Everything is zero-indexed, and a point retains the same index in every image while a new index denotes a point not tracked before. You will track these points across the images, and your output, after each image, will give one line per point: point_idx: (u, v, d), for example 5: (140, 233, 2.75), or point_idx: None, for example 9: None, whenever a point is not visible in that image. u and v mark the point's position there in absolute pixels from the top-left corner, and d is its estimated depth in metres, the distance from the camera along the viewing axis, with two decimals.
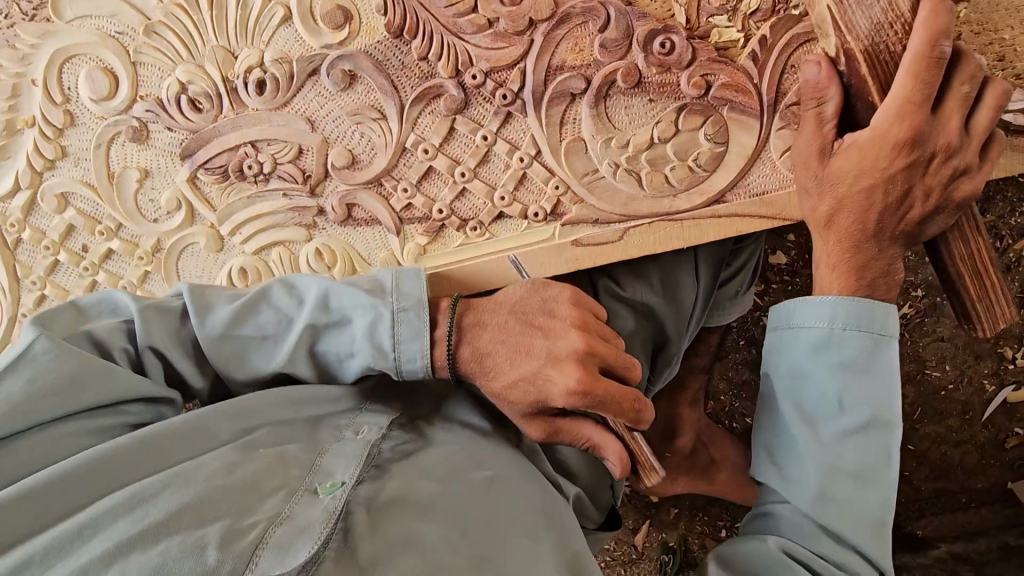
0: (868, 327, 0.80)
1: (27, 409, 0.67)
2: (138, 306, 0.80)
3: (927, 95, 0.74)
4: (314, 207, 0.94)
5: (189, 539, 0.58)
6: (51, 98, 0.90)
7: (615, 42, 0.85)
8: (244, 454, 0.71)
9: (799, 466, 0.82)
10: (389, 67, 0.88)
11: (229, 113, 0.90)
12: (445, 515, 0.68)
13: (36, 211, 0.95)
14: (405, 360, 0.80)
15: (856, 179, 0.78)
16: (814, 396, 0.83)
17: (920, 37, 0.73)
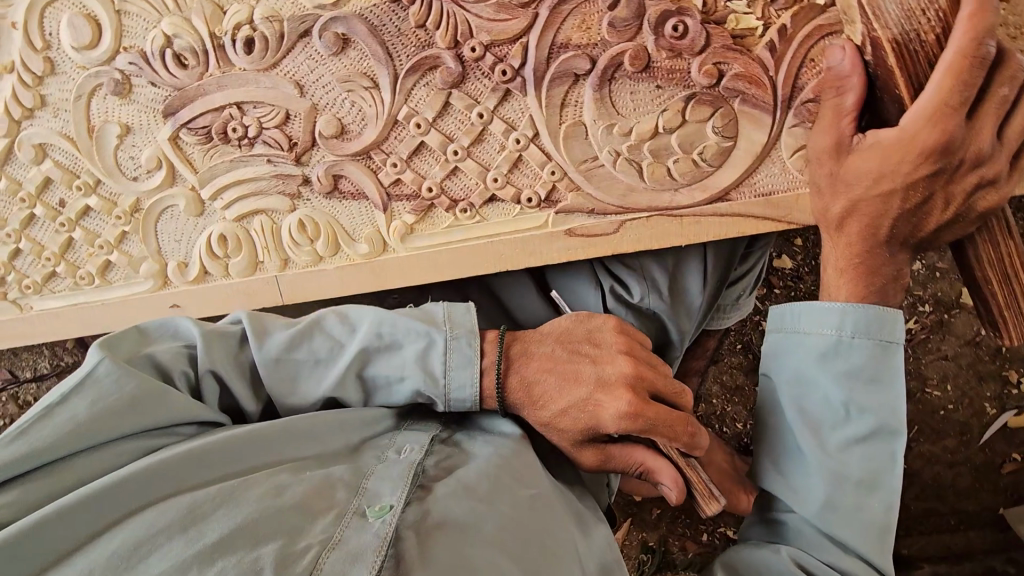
0: (875, 333, 0.76)
1: (95, 428, 0.66)
2: (200, 331, 0.77)
3: (964, 97, 0.69)
4: (299, 175, 0.90)
5: (245, 561, 0.55)
6: (31, 44, 0.86)
7: (625, 22, 0.80)
8: (293, 475, 0.68)
9: (804, 474, 0.78)
10: (384, 33, 0.83)
11: (215, 72, 0.86)
12: (494, 539, 0.65)
13: (13, 161, 0.92)
14: (457, 393, 0.78)
15: (873, 183, 0.74)
16: (818, 402, 0.78)
17: (965, 32, 0.68)
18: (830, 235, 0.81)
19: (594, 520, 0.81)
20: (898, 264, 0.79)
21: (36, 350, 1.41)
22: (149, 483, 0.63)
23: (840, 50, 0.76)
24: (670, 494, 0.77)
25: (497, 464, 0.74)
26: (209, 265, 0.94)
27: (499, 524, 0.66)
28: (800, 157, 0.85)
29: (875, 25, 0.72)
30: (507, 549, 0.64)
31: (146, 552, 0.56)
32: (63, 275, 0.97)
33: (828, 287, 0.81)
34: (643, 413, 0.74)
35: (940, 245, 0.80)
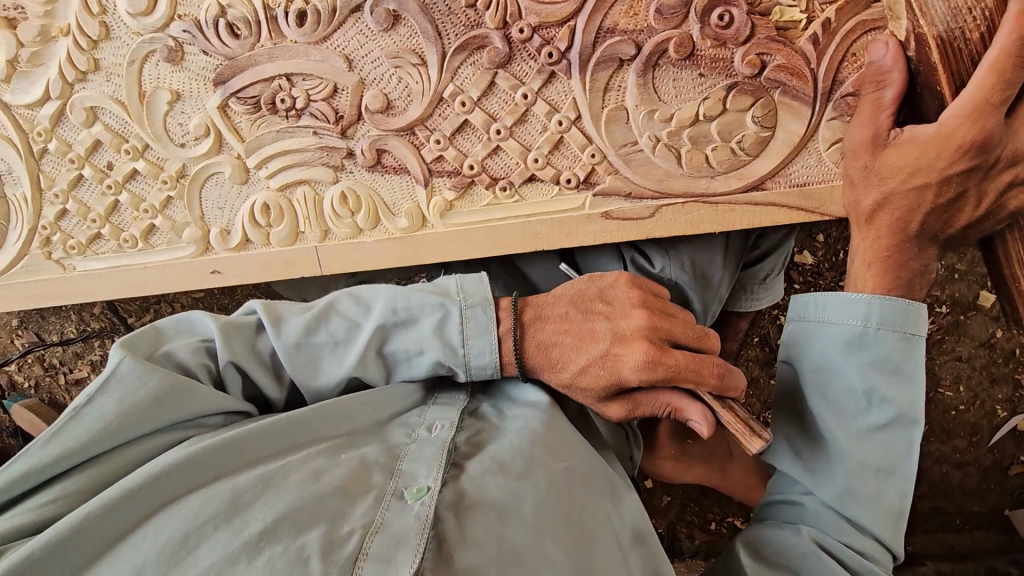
0: (901, 325, 0.78)
1: (122, 428, 0.68)
2: (216, 323, 0.79)
3: (1004, 97, 0.70)
4: (344, 148, 0.92)
5: (291, 548, 0.57)
6: (88, 8, 0.88)
7: (672, 9, 0.82)
8: (328, 460, 0.69)
9: (824, 460, 0.80)
10: (434, 11, 0.85)
11: (267, 42, 0.88)
12: (534, 520, 0.65)
13: (64, 123, 0.94)
14: (478, 365, 0.80)
15: (910, 176, 0.75)
16: (839, 391, 0.79)
17: (1009, 31, 0.68)
18: (857, 226, 0.82)
19: (627, 488, 0.81)
20: (926, 258, 0.80)
21: (63, 313, 1.43)
22: (184, 470, 0.64)
23: (882, 45, 0.77)
24: (703, 430, 0.74)
25: (531, 440, 0.74)
26: (251, 233, 0.96)
27: (538, 502, 0.66)
28: (836, 149, 0.86)
29: (923, 21, 0.74)
30: (550, 529, 0.65)
31: (192, 546, 0.58)
32: (107, 237, 0.99)
33: (853, 277, 0.82)
34: (664, 360, 0.73)
35: (971, 240, 0.81)
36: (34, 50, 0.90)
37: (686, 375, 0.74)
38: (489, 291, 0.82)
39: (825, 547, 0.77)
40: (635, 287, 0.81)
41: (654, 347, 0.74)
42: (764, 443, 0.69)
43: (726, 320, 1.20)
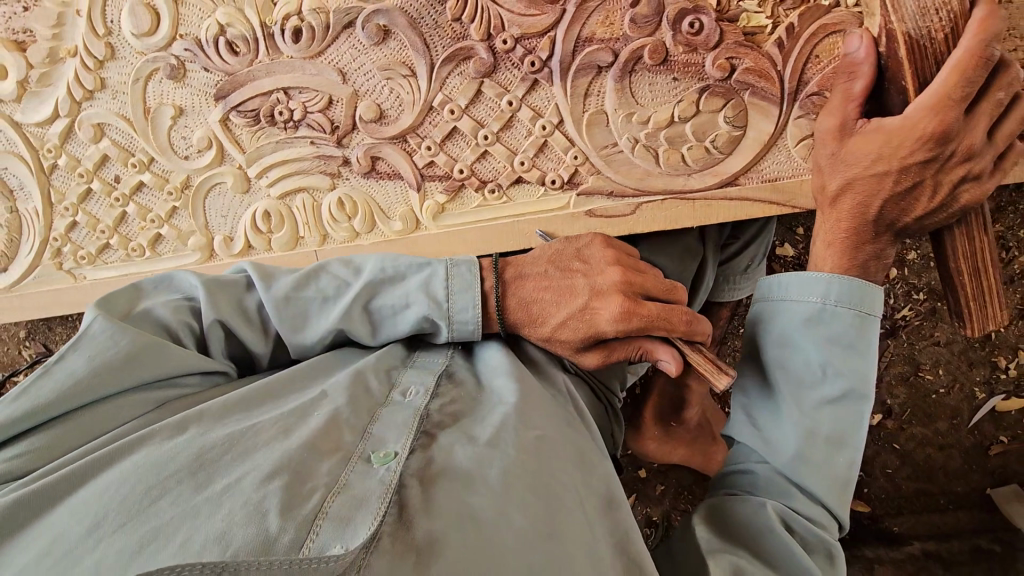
0: (855, 303, 0.83)
1: (94, 385, 0.69)
2: (202, 283, 0.82)
3: (965, 93, 0.76)
4: (340, 156, 0.97)
5: (251, 502, 0.57)
6: (94, 31, 0.93)
7: (646, 19, 0.87)
8: (297, 419, 0.71)
9: (778, 427, 0.84)
10: (422, 25, 0.90)
11: (265, 59, 0.93)
12: (500, 485, 0.65)
13: (73, 139, 0.99)
14: (461, 331, 0.85)
15: (872, 163, 0.81)
16: (797, 364, 0.85)
17: (971, 34, 0.75)
18: (823, 212, 0.88)
19: (601, 457, 0.80)
20: (883, 245, 0.85)
21: (69, 325, 1.46)
22: (152, 435, 0.67)
23: (859, 39, 0.81)
24: (670, 372, 0.81)
25: (502, 412, 0.76)
26: (252, 239, 1.01)
27: (504, 467, 0.67)
28: (804, 146, 0.92)
29: (895, 16, 0.78)
30: (516, 493, 0.65)
31: (154, 497, 0.58)
32: (116, 247, 1.04)
33: (815, 259, 0.88)
34: (636, 308, 0.79)
35: (923, 232, 0.87)
36: (43, 71, 0.95)
37: (659, 324, 0.79)
38: (474, 261, 0.87)
39: (781, 519, 0.78)
40: (609, 247, 0.87)
41: (628, 302, 0.79)
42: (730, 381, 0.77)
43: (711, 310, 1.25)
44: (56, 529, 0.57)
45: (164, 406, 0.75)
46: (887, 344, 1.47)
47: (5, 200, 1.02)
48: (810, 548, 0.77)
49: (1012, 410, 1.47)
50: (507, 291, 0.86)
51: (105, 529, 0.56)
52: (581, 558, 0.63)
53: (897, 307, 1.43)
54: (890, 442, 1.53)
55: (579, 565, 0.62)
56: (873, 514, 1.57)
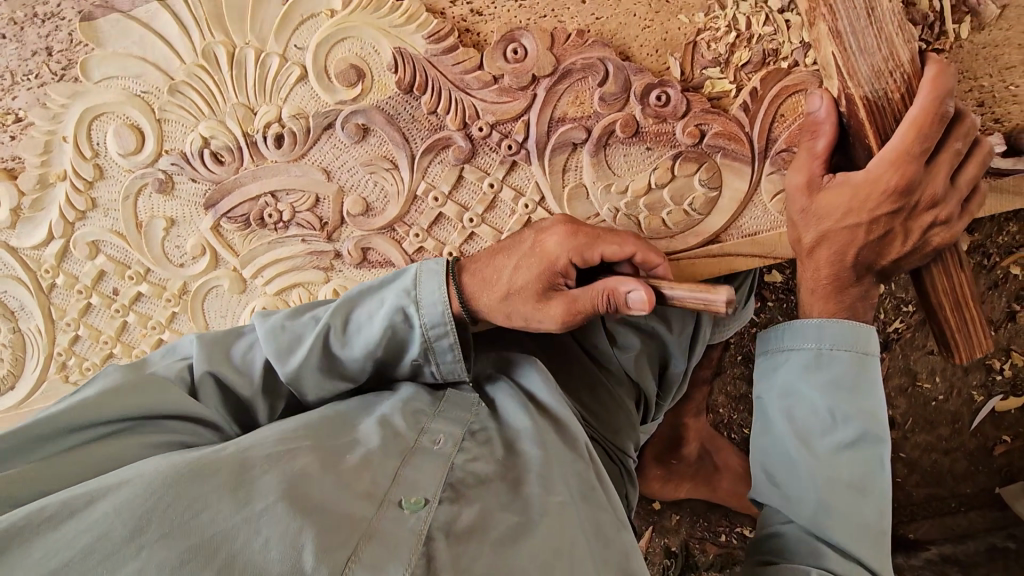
0: (851, 346, 0.85)
1: (98, 406, 0.73)
2: (200, 339, 0.84)
3: (922, 148, 0.78)
4: (331, 251, 0.99)
5: (289, 533, 0.58)
6: (81, 153, 0.96)
7: (614, 96, 0.90)
8: (329, 456, 0.69)
9: (797, 483, 0.85)
10: (399, 120, 0.93)
11: (250, 165, 0.95)
12: (532, 553, 0.66)
13: (69, 257, 1.01)
14: (430, 314, 0.80)
15: (842, 217, 0.82)
16: (805, 412, 0.86)
17: (926, 93, 0.78)
18: (801, 260, 0.89)
19: (618, 528, 0.78)
20: (862, 291, 0.87)
21: None
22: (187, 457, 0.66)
23: (819, 98, 0.84)
24: (647, 303, 0.72)
25: (528, 476, 0.74)
26: None
27: (535, 539, 0.67)
28: (780, 200, 0.93)
29: (851, 81, 0.82)
30: (545, 563, 0.65)
31: (197, 507, 0.59)
32: (120, 355, 1.06)
33: (803, 305, 0.90)
34: (581, 229, 0.78)
35: (903, 272, 0.89)
36: (34, 197, 0.98)
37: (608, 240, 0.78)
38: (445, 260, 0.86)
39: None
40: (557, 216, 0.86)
41: (571, 224, 0.80)
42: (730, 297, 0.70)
43: (708, 349, 1.27)
44: (98, 525, 0.57)
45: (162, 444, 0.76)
46: (883, 358, 1.49)
47: (7, 321, 1.04)
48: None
49: (1012, 409, 1.48)
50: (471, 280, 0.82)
51: (151, 534, 0.56)
52: None
53: (889, 321, 1.45)
54: (895, 451, 1.55)
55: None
56: None
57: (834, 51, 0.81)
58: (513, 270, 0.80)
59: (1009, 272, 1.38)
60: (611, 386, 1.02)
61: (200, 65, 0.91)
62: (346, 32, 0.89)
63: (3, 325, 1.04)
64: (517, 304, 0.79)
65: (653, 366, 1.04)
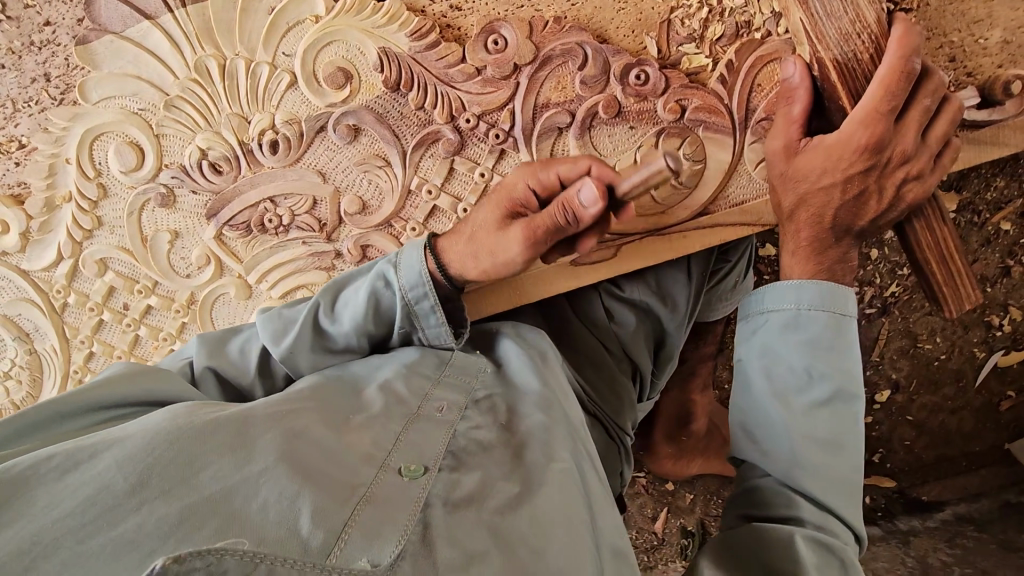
0: (829, 305, 0.85)
1: (107, 385, 0.76)
2: (199, 339, 0.91)
3: (891, 105, 0.80)
4: (332, 250, 1.02)
5: (287, 493, 0.59)
6: (85, 174, 0.99)
7: (594, 78, 0.93)
8: (328, 425, 0.71)
9: (775, 440, 0.84)
10: (389, 118, 0.96)
11: (248, 172, 0.99)
12: (522, 522, 0.66)
13: (79, 276, 1.04)
14: (407, 275, 0.85)
15: (818, 177, 0.84)
16: (784, 371, 0.86)
17: (893, 51, 0.80)
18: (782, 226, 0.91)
19: (603, 501, 0.76)
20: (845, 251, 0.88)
21: None
22: (190, 416, 0.67)
23: (793, 64, 0.87)
24: (598, 197, 0.75)
25: (529, 444, 0.75)
26: None
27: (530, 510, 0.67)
28: (763, 167, 0.96)
29: (820, 46, 0.85)
30: (541, 529, 0.66)
31: (198, 466, 0.61)
32: None
33: (784, 267, 0.90)
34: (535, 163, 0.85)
35: (885, 229, 0.90)
36: (42, 220, 1.01)
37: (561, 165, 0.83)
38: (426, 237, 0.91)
39: (809, 548, 0.76)
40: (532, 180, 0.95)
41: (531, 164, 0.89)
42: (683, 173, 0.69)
43: (708, 324, 1.29)
44: (99, 477, 0.58)
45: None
46: (882, 323, 1.49)
47: (23, 344, 1.07)
48: (825, 563, 0.76)
49: (1015, 363, 1.50)
50: (467, 262, 0.85)
51: (149, 491, 0.57)
52: None
53: (885, 286, 1.45)
54: (903, 414, 1.56)
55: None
56: (901, 487, 1.60)
57: (802, 17, 0.84)
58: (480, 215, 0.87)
59: (1000, 229, 1.39)
60: (613, 361, 1.05)
61: (193, 79, 0.94)
62: (331, 35, 0.92)
63: (19, 348, 1.06)
64: (481, 239, 0.84)
65: (647, 342, 1.09)
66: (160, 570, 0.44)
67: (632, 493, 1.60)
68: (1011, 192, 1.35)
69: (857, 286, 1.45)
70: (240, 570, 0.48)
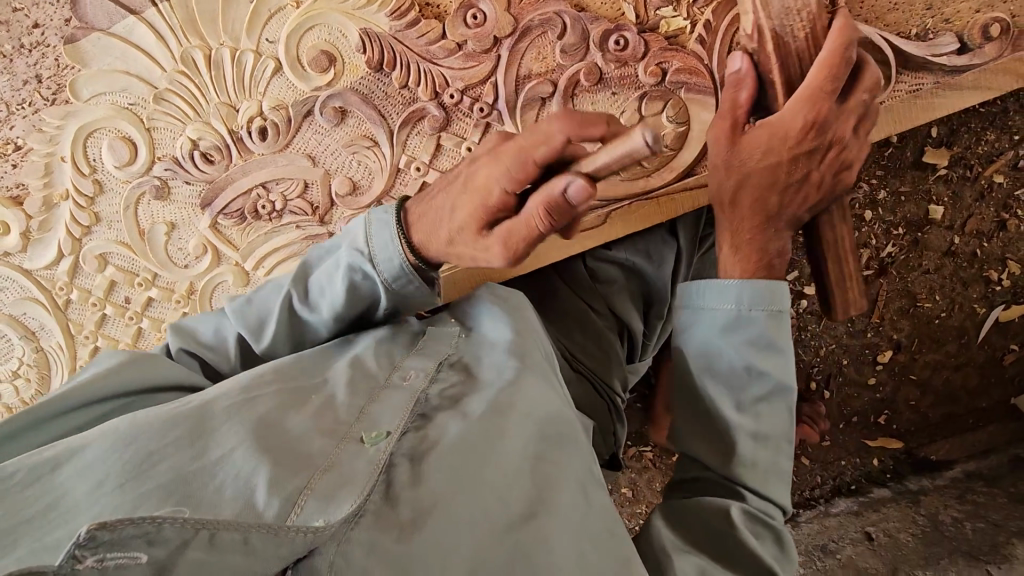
0: (767, 304, 0.81)
1: (98, 380, 0.78)
2: (174, 325, 0.93)
3: (833, 88, 0.79)
4: (325, 233, 1.04)
5: (242, 475, 0.60)
6: (80, 171, 1.01)
7: (574, 46, 0.94)
8: (287, 408, 0.73)
9: (715, 437, 0.81)
10: (374, 98, 0.97)
11: (239, 160, 1.00)
12: (488, 478, 0.69)
13: (81, 273, 1.06)
14: (387, 268, 0.83)
15: (765, 155, 0.81)
16: (722, 371, 0.82)
17: (834, 40, 0.79)
18: (724, 214, 0.86)
19: (575, 438, 0.79)
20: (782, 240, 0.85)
21: None
22: (148, 414, 0.71)
23: (738, 55, 0.85)
24: (590, 186, 0.65)
25: (484, 395, 0.79)
26: None
27: (497, 456, 0.71)
28: None
29: (767, 13, 0.83)
30: (510, 475, 0.70)
31: (153, 461, 0.62)
32: None
33: (723, 266, 0.86)
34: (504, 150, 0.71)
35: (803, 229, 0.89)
36: (42, 219, 1.03)
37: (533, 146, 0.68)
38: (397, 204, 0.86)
39: (747, 523, 0.75)
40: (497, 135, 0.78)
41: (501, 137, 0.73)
42: (649, 130, 0.60)
43: None
44: (59, 488, 0.61)
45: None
46: (879, 284, 1.49)
47: (30, 342, 1.09)
48: (762, 537, 0.76)
49: (1016, 317, 1.49)
50: (437, 251, 0.82)
51: (104, 490, 0.59)
52: (563, 547, 0.67)
53: (880, 246, 1.45)
54: (906, 374, 1.55)
55: (553, 538, 0.67)
56: (907, 447, 1.60)
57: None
58: (452, 213, 0.77)
59: (993, 181, 1.38)
60: (598, 319, 1.07)
61: (181, 71, 0.96)
62: (313, 20, 0.94)
63: (26, 347, 1.09)
64: (464, 253, 0.78)
65: (636, 302, 1.10)
66: (88, 536, 0.43)
67: (641, 469, 1.57)
68: (1002, 144, 1.35)
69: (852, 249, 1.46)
70: (179, 537, 0.49)
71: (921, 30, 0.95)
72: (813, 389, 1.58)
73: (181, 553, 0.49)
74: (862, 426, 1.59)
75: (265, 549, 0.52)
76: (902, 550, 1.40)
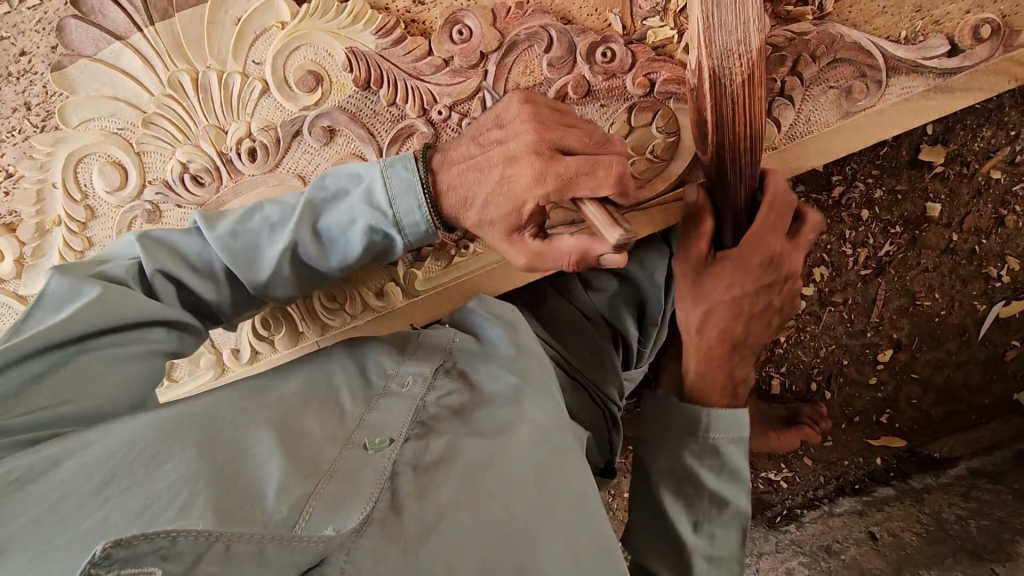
0: (729, 432, 0.90)
1: (72, 321, 0.75)
2: (143, 241, 0.85)
3: (780, 228, 0.87)
4: None
5: (249, 485, 0.63)
6: (71, 197, 1.01)
7: (560, 59, 0.94)
8: (291, 411, 0.75)
9: (668, 550, 0.89)
10: (363, 117, 0.97)
11: (230, 182, 1.00)
12: (492, 487, 0.69)
13: None
14: (409, 219, 0.86)
15: (726, 290, 0.89)
16: (682, 489, 0.90)
17: (773, 184, 0.87)
18: (690, 340, 0.94)
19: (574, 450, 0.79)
20: (745, 367, 0.95)
21: None
22: (150, 416, 0.72)
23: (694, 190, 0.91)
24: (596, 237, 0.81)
25: (489, 408, 0.78)
26: (258, 346, 1.09)
27: (500, 465, 0.71)
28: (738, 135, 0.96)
29: (709, 51, 0.83)
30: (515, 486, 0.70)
31: (160, 460, 0.65)
32: None
33: (690, 382, 0.94)
34: (553, 170, 0.77)
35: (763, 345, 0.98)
36: (35, 245, 1.02)
37: (585, 179, 0.76)
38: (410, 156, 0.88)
39: None
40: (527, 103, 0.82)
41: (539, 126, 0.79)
42: (622, 237, 0.72)
43: None
44: (66, 483, 0.64)
45: (127, 356, 0.80)
46: (878, 284, 1.48)
47: None
48: None
49: (1017, 313, 1.47)
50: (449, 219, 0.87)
51: (113, 488, 0.62)
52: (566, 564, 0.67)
53: (878, 246, 1.44)
54: (906, 372, 1.54)
55: (559, 549, 0.67)
56: (910, 445, 1.59)
57: (699, 14, 0.83)
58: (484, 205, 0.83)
59: (990, 178, 1.36)
60: (591, 326, 1.08)
61: (168, 95, 0.96)
62: (298, 40, 0.93)
63: None
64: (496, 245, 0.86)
65: (631, 308, 1.09)
66: (103, 554, 0.46)
67: None
68: (999, 141, 1.32)
69: (849, 249, 1.45)
70: (193, 551, 0.51)
71: (910, 33, 0.95)
72: (813, 390, 1.58)
73: (194, 567, 0.51)
74: (864, 426, 1.58)
75: (279, 559, 0.54)
76: (905, 549, 1.39)
